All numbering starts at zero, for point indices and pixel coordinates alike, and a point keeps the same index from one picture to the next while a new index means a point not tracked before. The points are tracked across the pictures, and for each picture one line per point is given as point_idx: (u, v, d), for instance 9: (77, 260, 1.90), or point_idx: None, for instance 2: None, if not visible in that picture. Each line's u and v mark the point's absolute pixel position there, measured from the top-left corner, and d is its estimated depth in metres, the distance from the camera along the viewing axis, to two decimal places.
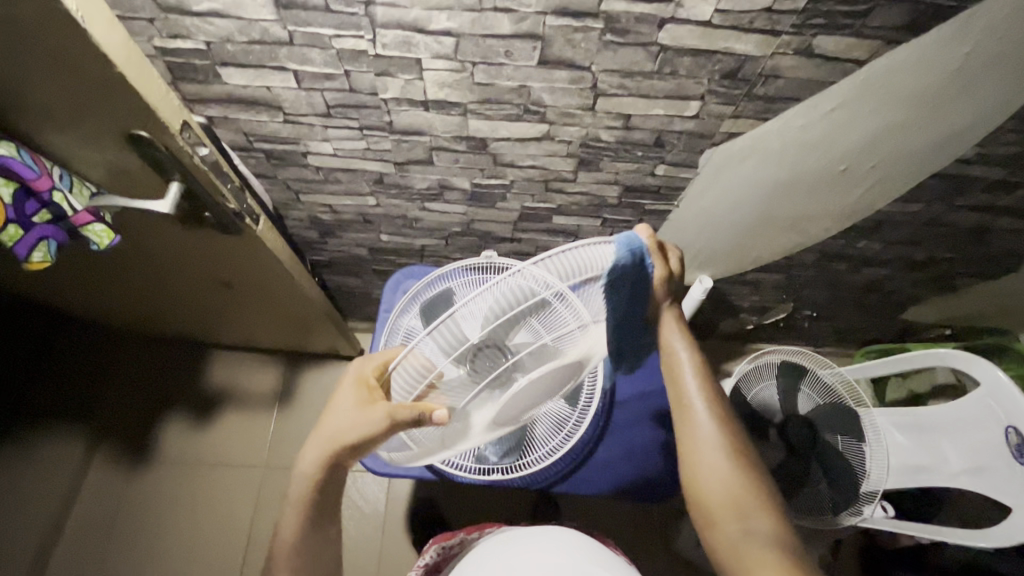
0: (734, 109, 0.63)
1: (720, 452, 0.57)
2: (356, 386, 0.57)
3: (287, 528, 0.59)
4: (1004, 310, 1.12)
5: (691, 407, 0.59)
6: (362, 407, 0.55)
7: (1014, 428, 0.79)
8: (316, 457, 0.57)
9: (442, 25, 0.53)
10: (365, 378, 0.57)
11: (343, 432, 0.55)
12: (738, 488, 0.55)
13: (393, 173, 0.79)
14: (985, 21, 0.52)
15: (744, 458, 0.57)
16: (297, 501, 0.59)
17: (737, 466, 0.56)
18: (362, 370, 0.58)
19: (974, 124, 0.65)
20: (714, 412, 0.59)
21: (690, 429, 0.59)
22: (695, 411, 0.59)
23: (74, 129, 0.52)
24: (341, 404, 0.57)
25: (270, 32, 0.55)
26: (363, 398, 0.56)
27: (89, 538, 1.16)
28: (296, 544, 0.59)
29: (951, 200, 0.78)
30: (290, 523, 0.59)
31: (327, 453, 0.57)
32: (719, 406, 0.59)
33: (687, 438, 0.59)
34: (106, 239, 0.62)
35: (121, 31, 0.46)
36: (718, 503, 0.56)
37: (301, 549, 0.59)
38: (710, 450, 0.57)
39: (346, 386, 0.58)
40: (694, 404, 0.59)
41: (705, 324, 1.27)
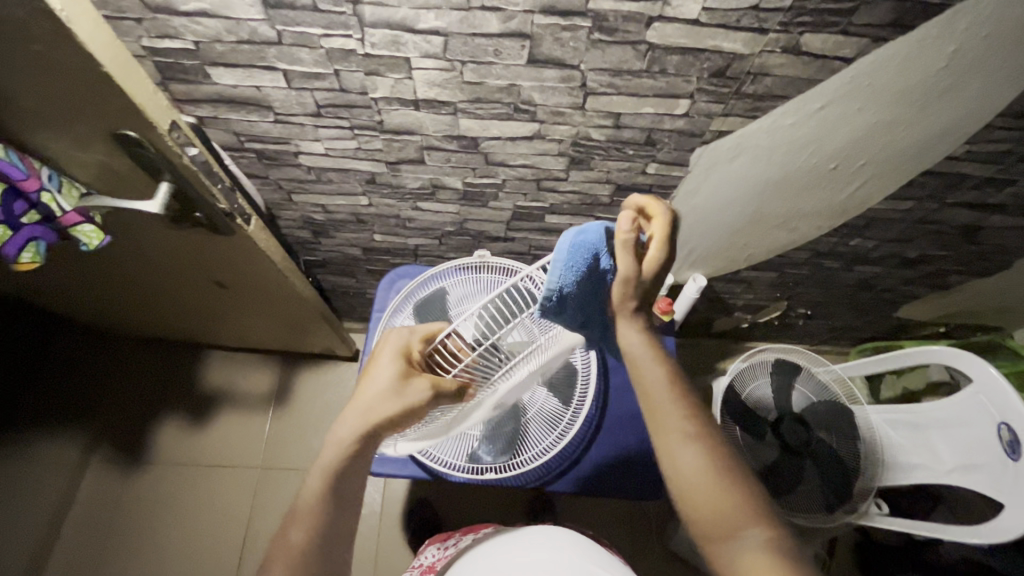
0: (724, 107, 0.63)
1: (704, 471, 0.52)
2: (398, 356, 0.58)
3: (309, 493, 0.53)
4: (998, 308, 1.12)
5: (665, 427, 0.54)
6: (406, 377, 0.56)
7: (1007, 425, 0.79)
8: (356, 421, 0.55)
9: (430, 25, 0.53)
10: (409, 350, 0.58)
11: (388, 399, 0.55)
12: (729, 507, 0.50)
13: (385, 173, 0.79)
14: (973, 18, 0.52)
15: (730, 472, 0.52)
16: (327, 466, 0.54)
17: (723, 483, 0.51)
18: (404, 341, 0.59)
19: (964, 121, 0.65)
20: (689, 427, 0.54)
21: (670, 452, 0.53)
22: (671, 429, 0.54)
23: (62, 129, 0.52)
24: (382, 372, 0.57)
25: (259, 32, 0.55)
26: (405, 369, 0.57)
27: (84, 539, 1.16)
28: (315, 512, 0.52)
29: (942, 197, 0.78)
30: (313, 490, 0.53)
31: (367, 420, 0.55)
32: (695, 418, 0.55)
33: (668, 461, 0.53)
34: (94, 240, 0.63)
35: (107, 31, 0.46)
36: (711, 528, 0.51)
37: (321, 519, 0.52)
38: (693, 472, 0.52)
39: (385, 355, 0.58)
40: (669, 422, 0.54)
41: (700, 322, 1.27)
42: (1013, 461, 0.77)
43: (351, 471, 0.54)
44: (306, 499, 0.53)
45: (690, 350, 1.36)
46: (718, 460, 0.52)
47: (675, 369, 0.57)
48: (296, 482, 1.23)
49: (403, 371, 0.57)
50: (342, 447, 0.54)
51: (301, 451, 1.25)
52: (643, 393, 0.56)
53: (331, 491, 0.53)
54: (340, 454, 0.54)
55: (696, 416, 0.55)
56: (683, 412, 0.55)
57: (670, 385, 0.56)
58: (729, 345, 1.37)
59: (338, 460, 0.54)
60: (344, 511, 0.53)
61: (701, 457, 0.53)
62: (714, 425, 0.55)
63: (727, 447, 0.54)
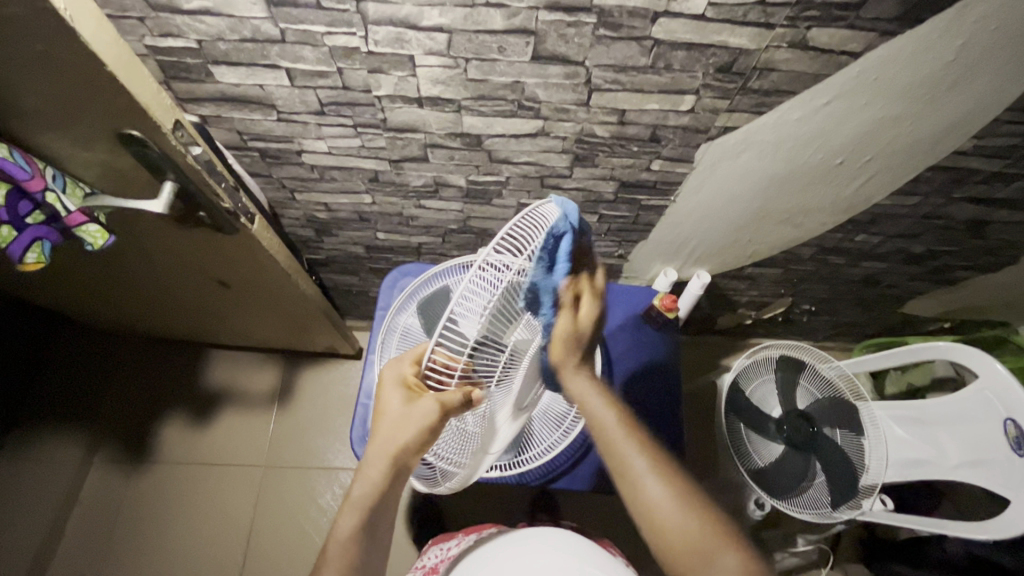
0: (729, 103, 0.62)
1: (668, 498, 0.55)
2: (400, 386, 0.55)
3: (343, 528, 0.58)
4: (1003, 302, 1.12)
5: (627, 462, 0.57)
6: (410, 403, 0.53)
7: (1013, 421, 0.78)
8: (377, 459, 0.56)
9: (434, 22, 0.53)
10: (406, 378, 0.55)
11: (397, 435, 0.53)
12: (695, 531, 0.53)
13: (388, 171, 0.78)
14: (981, 12, 0.52)
15: (693, 497, 0.56)
16: (359, 505, 0.58)
17: (687, 508, 0.54)
18: (401, 369, 0.56)
19: (971, 116, 0.64)
20: (649, 458, 0.57)
21: (632, 486, 0.56)
22: (632, 463, 0.57)
23: (66, 128, 0.52)
24: (388, 405, 0.55)
25: (261, 30, 0.55)
26: (407, 397, 0.54)
27: (89, 539, 1.16)
28: (349, 546, 0.57)
29: (947, 193, 0.78)
30: (346, 525, 0.58)
31: (387, 456, 0.55)
32: (652, 452, 0.58)
33: (635, 492, 0.56)
34: (99, 240, 0.63)
35: (111, 30, 0.46)
36: (681, 554, 0.53)
37: (355, 552, 0.57)
38: (658, 501, 0.55)
39: (389, 388, 0.56)
40: (629, 457, 0.57)
41: (704, 319, 1.26)
42: (1020, 457, 0.77)
43: (381, 504, 0.58)
44: (340, 537, 0.57)
45: (692, 347, 1.36)
46: (680, 488, 0.56)
47: (627, 412, 0.61)
48: (301, 480, 1.24)
49: (405, 400, 0.53)
50: (370, 484, 0.57)
51: (305, 449, 1.26)
52: (601, 435, 0.60)
53: (362, 526, 0.57)
54: (369, 492, 0.57)
55: (653, 450, 0.58)
56: (640, 447, 0.58)
57: (625, 427, 0.59)
58: (733, 341, 1.36)
59: (369, 497, 0.57)
60: (377, 539, 0.59)
61: (663, 485, 0.56)
62: (671, 457, 0.59)
63: (684, 472, 0.58)
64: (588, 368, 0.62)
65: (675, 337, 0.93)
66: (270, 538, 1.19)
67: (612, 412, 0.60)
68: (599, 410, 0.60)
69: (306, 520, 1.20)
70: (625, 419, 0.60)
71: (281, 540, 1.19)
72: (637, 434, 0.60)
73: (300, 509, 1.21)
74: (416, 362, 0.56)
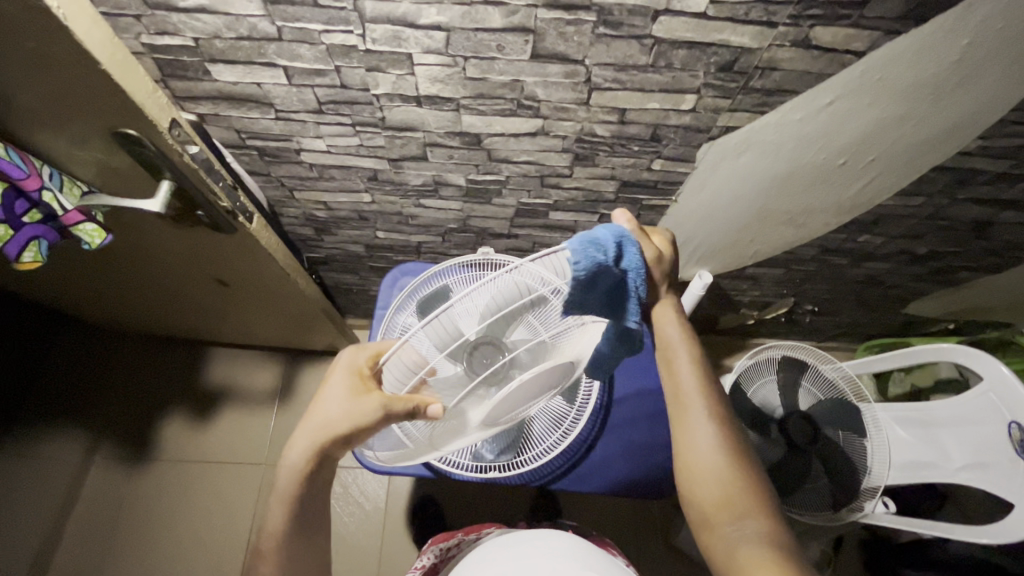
0: (731, 102, 0.62)
1: (715, 449, 0.57)
2: (344, 379, 0.56)
3: (276, 519, 0.57)
4: (1008, 303, 1.11)
5: (685, 396, 0.60)
6: (354, 398, 0.54)
7: (1018, 424, 0.77)
8: (308, 447, 0.56)
9: (432, 20, 0.52)
10: (355, 372, 0.56)
11: (335, 427, 0.54)
12: (731, 487, 0.56)
13: (387, 170, 0.78)
14: (987, 11, 0.51)
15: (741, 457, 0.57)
16: (286, 492, 0.57)
17: (733, 466, 0.57)
18: (353, 361, 0.57)
19: (977, 116, 0.63)
20: (709, 407, 0.59)
21: (685, 427, 0.59)
22: (691, 408, 0.60)
23: (63, 126, 0.52)
24: (331, 397, 0.55)
25: (259, 28, 0.55)
26: (354, 390, 0.55)
27: (89, 536, 1.16)
28: (280, 533, 0.57)
29: (952, 193, 0.77)
30: (276, 513, 0.57)
31: (319, 445, 0.55)
32: (716, 403, 0.60)
33: (683, 429, 0.59)
34: (97, 239, 0.63)
35: (105, 27, 0.45)
36: (709, 503, 0.56)
37: (286, 537, 0.57)
38: (706, 448, 0.57)
39: (333, 379, 0.57)
40: (691, 402, 0.60)
41: (706, 319, 1.26)
42: None
43: (311, 492, 0.58)
44: (272, 524, 0.57)
45: None
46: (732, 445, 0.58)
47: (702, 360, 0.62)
48: None
49: (350, 394, 0.54)
50: (298, 470, 0.56)
51: None
52: (670, 374, 0.62)
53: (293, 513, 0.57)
54: (298, 480, 0.56)
55: (718, 403, 0.60)
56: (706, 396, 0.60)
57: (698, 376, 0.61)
58: (735, 341, 1.36)
59: (294, 485, 0.57)
60: (309, 526, 0.59)
61: (715, 435, 0.58)
62: (734, 418, 0.60)
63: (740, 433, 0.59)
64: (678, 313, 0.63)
65: None
66: None
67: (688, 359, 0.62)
68: (676, 348, 0.62)
69: None
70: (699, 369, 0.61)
71: None
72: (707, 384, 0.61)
73: None
74: (371, 356, 0.57)
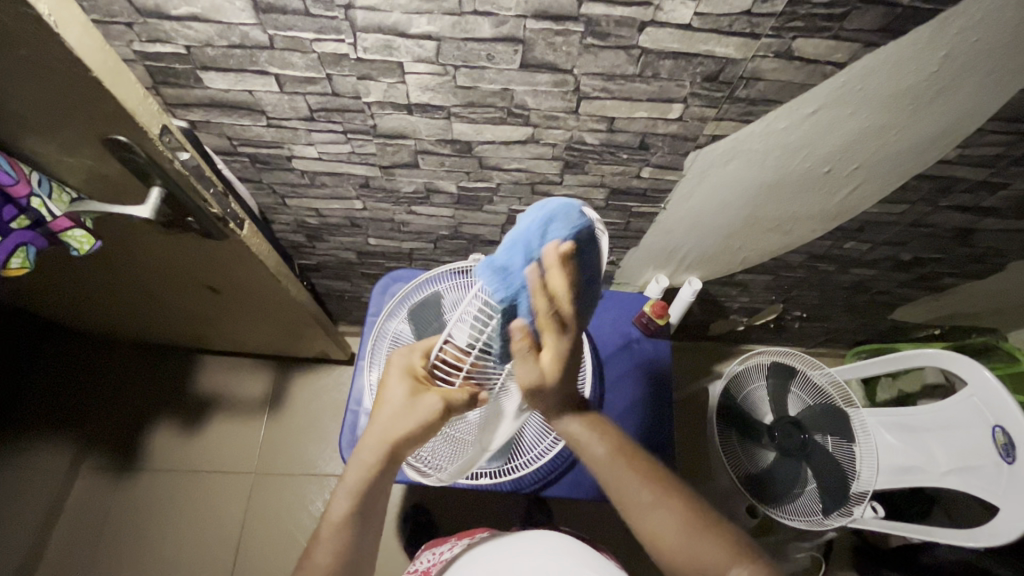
0: (717, 111, 0.63)
1: (679, 527, 0.55)
2: (406, 376, 0.58)
3: (336, 514, 0.56)
4: (992, 308, 1.13)
5: (623, 482, 0.58)
6: (416, 395, 0.56)
7: (1002, 428, 0.79)
8: (373, 441, 0.56)
9: (422, 29, 0.53)
10: (414, 369, 0.58)
11: (398, 422, 0.56)
12: (711, 557, 0.54)
13: (379, 177, 0.78)
14: (965, 24, 0.53)
15: (705, 520, 0.56)
16: (351, 489, 0.57)
17: (702, 535, 0.55)
18: (410, 360, 0.59)
19: (957, 125, 0.65)
20: (650, 487, 0.57)
21: (640, 520, 0.57)
22: (634, 497, 0.57)
23: (52, 132, 0.52)
24: (393, 394, 0.57)
25: (251, 36, 0.55)
26: (413, 388, 0.57)
27: (75, 546, 1.15)
28: (341, 530, 0.56)
29: (934, 201, 0.79)
30: (339, 511, 0.56)
31: (384, 441, 0.56)
32: (652, 476, 0.58)
33: (636, 514, 0.57)
34: (86, 244, 0.63)
35: (96, 34, 0.46)
36: None
37: (347, 537, 0.56)
38: (670, 533, 0.55)
39: (393, 377, 0.59)
40: (629, 491, 0.58)
41: (696, 325, 1.27)
42: (1008, 465, 0.77)
43: (377, 491, 0.57)
44: (333, 520, 0.56)
45: (684, 354, 1.36)
46: (688, 514, 0.56)
47: (621, 438, 0.61)
48: (292, 486, 1.23)
49: (411, 390, 0.57)
50: (365, 467, 0.56)
51: (297, 455, 1.25)
52: (601, 472, 0.59)
53: (357, 510, 0.56)
54: (364, 477, 0.56)
55: (656, 478, 0.58)
56: (642, 479, 0.58)
57: (623, 456, 0.59)
58: (726, 348, 1.37)
59: (362, 481, 0.56)
60: (370, 527, 0.58)
61: (669, 512, 0.56)
62: (673, 477, 0.59)
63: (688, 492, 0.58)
64: (577, 407, 0.61)
65: (665, 343, 0.93)
66: (260, 545, 1.18)
67: (609, 445, 0.60)
68: (592, 446, 0.59)
69: (296, 527, 1.19)
70: (619, 448, 0.60)
71: (270, 548, 1.17)
72: (638, 461, 0.59)
73: (290, 515, 1.20)
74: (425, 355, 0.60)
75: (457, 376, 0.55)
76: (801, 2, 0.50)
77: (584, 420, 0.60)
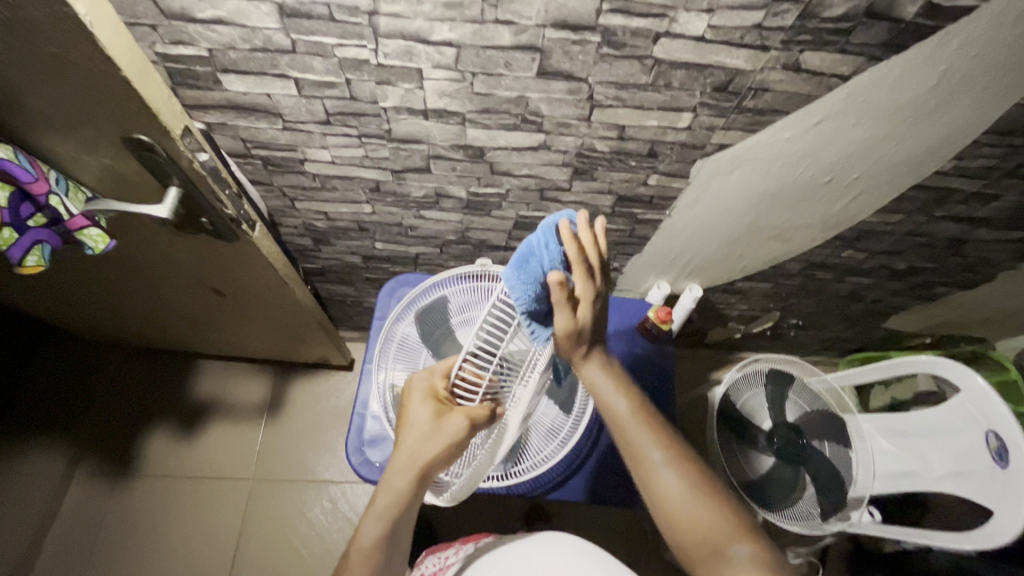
0: (725, 121, 0.65)
1: (685, 492, 0.55)
2: (428, 399, 0.57)
3: (368, 536, 0.57)
4: (981, 317, 1.16)
5: (636, 439, 0.58)
6: (441, 417, 0.56)
7: (996, 433, 0.81)
8: (403, 466, 0.57)
9: (443, 36, 0.55)
10: (435, 390, 0.58)
11: (426, 445, 0.56)
12: (713, 524, 0.53)
13: (390, 181, 0.79)
14: (963, 40, 0.55)
15: (712, 490, 0.56)
16: (381, 514, 0.57)
17: (707, 502, 0.55)
18: (430, 382, 0.59)
19: (953, 137, 0.68)
20: (663, 449, 0.57)
21: (648, 477, 0.56)
22: (648, 454, 0.57)
23: (75, 130, 0.52)
24: (416, 418, 0.57)
25: (273, 40, 0.56)
26: (437, 410, 0.56)
27: (67, 554, 1.13)
28: (371, 554, 0.57)
29: (930, 211, 0.81)
30: (370, 533, 0.57)
31: (414, 465, 0.57)
32: (667, 437, 0.58)
33: (647, 470, 0.57)
34: (101, 243, 0.62)
35: (127, 35, 0.47)
36: (698, 551, 0.54)
37: (379, 560, 0.57)
38: (676, 496, 0.55)
39: (415, 400, 0.58)
40: (643, 448, 0.57)
41: (695, 332, 1.28)
42: (1002, 468, 0.79)
43: (405, 514, 0.58)
44: (363, 544, 0.57)
45: (682, 361, 1.38)
46: (696, 481, 0.56)
47: (640, 398, 0.60)
48: (290, 492, 1.22)
49: (435, 413, 0.56)
50: (397, 492, 0.57)
51: (295, 460, 1.25)
52: (614, 424, 0.59)
53: (386, 534, 0.57)
54: (394, 502, 0.57)
55: (670, 441, 0.58)
56: (657, 439, 0.57)
57: (639, 415, 0.59)
58: (723, 355, 1.39)
59: (393, 505, 0.57)
60: (397, 548, 0.59)
61: (679, 477, 0.56)
62: (688, 446, 0.59)
63: (700, 461, 0.58)
64: (604, 357, 0.60)
65: (668, 348, 0.95)
66: (257, 551, 1.16)
67: (628, 400, 0.60)
68: (612, 399, 0.59)
69: (294, 533, 1.18)
70: (638, 405, 0.59)
71: (269, 555, 1.16)
72: (656, 425, 0.59)
73: (288, 521, 1.19)
74: (444, 376, 0.59)
75: (475, 395, 0.54)
76: (810, 17, 0.52)
77: (606, 369, 0.60)
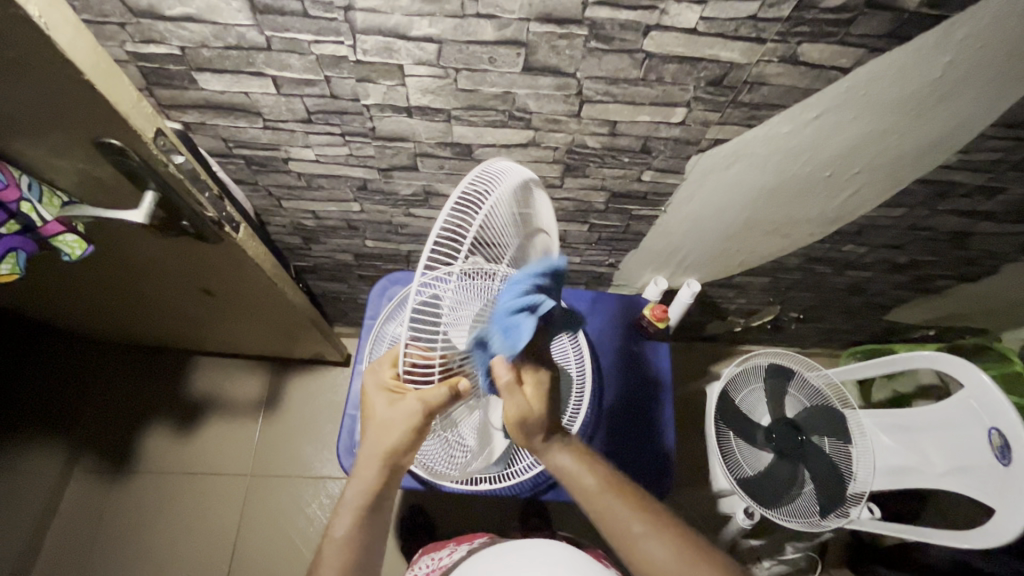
0: (720, 116, 0.62)
1: (673, 556, 0.53)
2: (381, 389, 0.55)
3: (340, 532, 0.55)
4: (985, 310, 1.14)
5: (614, 518, 0.56)
6: (395, 403, 0.53)
7: (998, 430, 0.79)
8: (368, 459, 0.55)
9: (423, 32, 0.52)
10: (387, 381, 0.55)
11: (383, 435, 0.53)
12: None
13: (377, 179, 0.77)
14: (973, 28, 0.52)
15: (696, 551, 0.54)
16: (353, 505, 0.55)
17: (696, 562, 0.53)
18: (380, 374, 0.56)
19: (958, 131, 0.65)
20: (643, 517, 0.55)
21: (632, 549, 0.54)
22: (626, 528, 0.55)
23: (40, 135, 0.50)
24: (375, 407, 0.54)
25: (247, 38, 0.54)
26: (391, 398, 0.54)
27: (67, 550, 1.13)
28: (348, 549, 0.55)
29: (933, 205, 0.79)
30: (341, 529, 0.55)
31: (378, 455, 0.55)
32: (642, 505, 0.57)
33: (630, 548, 0.55)
34: (78, 250, 0.62)
35: (89, 37, 0.44)
36: None
37: (356, 553, 0.55)
38: (666, 563, 0.53)
39: (371, 393, 0.56)
40: (621, 523, 0.55)
41: (694, 326, 1.27)
42: (1004, 466, 0.77)
43: (379, 502, 0.56)
44: (336, 539, 0.55)
45: (682, 354, 1.37)
46: (680, 544, 0.54)
47: (610, 472, 0.59)
48: (288, 488, 1.22)
49: (390, 400, 0.53)
50: (366, 482, 0.55)
51: (292, 456, 1.24)
52: (589, 505, 0.57)
53: (360, 526, 0.55)
54: (364, 491, 0.55)
55: (645, 507, 0.56)
56: (632, 509, 0.56)
57: (612, 489, 0.57)
58: (722, 348, 1.37)
59: (362, 496, 0.55)
60: (375, 542, 0.57)
61: (663, 543, 0.54)
62: (664, 510, 0.57)
63: (680, 523, 0.56)
64: (566, 439, 0.59)
65: (664, 346, 0.93)
66: (255, 547, 1.17)
67: (597, 479, 0.58)
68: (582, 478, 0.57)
69: (292, 529, 1.19)
70: (608, 481, 0.58)
71: (266, 550, 1.17)
72: (630, 496, 0.57)
73: (285, 517, 1.19)
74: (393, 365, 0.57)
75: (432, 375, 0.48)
76: (807, 7, 0.49)
77: (570, 451, 0.59)
